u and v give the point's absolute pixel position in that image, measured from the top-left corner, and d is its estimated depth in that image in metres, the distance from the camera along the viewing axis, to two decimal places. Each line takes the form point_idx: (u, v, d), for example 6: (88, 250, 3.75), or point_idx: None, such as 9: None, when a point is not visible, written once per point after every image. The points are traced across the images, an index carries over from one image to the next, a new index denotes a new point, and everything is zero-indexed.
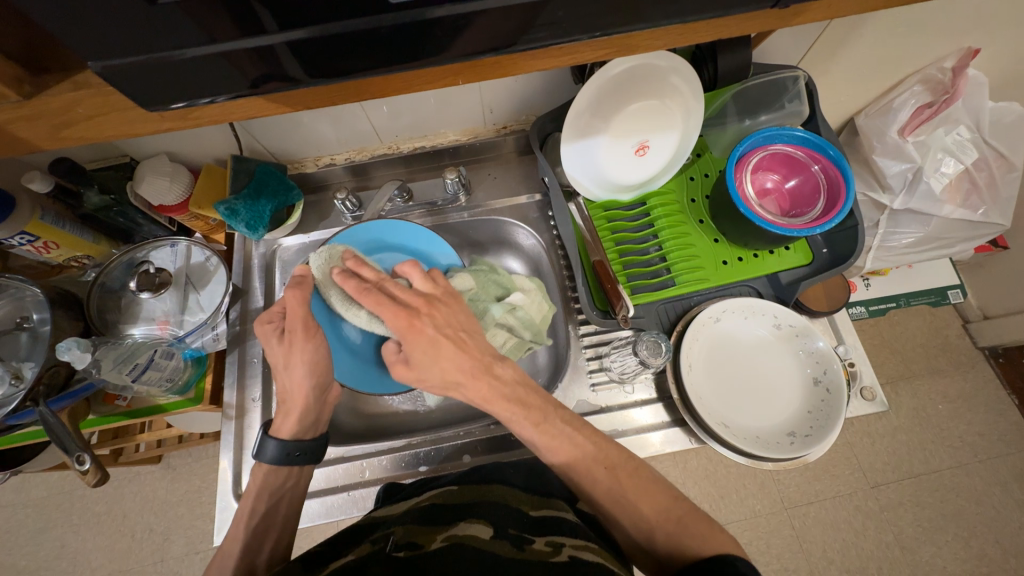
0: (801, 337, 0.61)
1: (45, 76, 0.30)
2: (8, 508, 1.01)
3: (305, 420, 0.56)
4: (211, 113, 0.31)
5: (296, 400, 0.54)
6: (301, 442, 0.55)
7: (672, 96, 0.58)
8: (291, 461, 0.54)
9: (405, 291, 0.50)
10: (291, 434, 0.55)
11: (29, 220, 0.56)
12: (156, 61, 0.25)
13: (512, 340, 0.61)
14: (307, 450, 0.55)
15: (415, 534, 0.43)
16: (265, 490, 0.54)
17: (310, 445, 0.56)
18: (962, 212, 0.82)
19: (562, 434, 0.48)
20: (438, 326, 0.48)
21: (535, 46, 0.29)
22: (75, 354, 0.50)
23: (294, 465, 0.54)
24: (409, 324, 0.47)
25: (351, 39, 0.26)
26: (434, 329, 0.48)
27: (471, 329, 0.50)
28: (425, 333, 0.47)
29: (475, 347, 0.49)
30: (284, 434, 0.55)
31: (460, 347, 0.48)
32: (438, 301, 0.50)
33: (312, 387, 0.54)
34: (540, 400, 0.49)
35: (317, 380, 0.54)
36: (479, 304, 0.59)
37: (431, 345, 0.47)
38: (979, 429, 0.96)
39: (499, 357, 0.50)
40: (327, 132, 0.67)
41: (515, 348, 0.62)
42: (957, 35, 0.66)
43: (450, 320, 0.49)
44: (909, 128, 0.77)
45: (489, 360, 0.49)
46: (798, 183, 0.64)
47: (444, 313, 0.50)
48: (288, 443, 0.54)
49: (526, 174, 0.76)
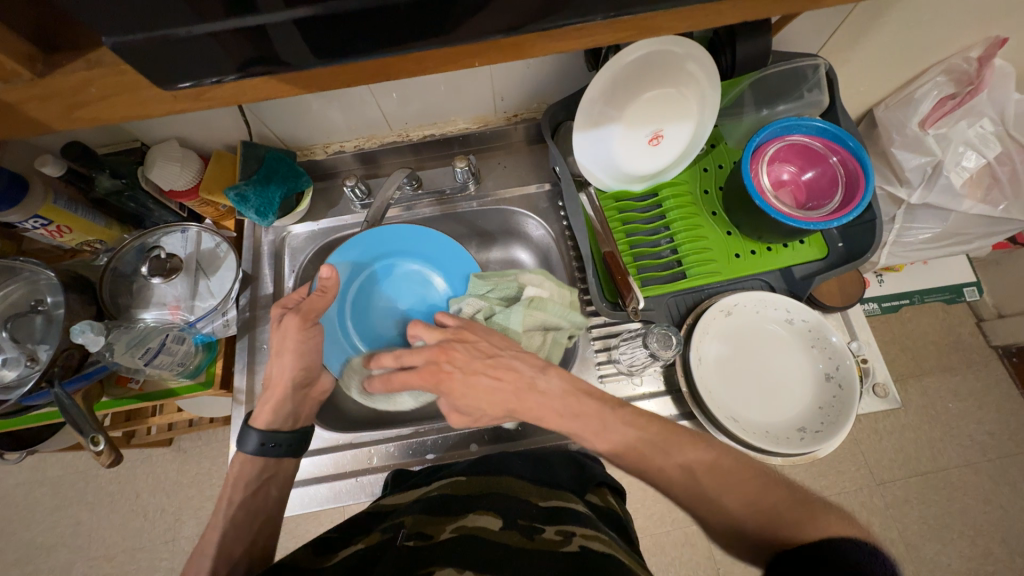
0: (815, 331, 0.60)
1: (57, 55, 0.30)
2: (24, 486, 1.03)
3: (280, 411, 0.56)
4: (222, 93, 0.31)
5: (276, 387, 0.55)
6: (276, 433, 0.55)
7: (688, 83, 0.57)
8: (264, 452, 0.54)
9: (417, 352, 0.53)
10: (266, 424, 0.55)
11: (42, 204, 0.56)
12: (167, 38, 0.25)
13: (554, 324, 0.59)
14: (282, 442, 0.55)
15: (425, 523, 0.44)
16: (242, 481, 0.54)
17: (288, 438, 0.55)
18: (982, 207, 0.79)
19: (621, 429, 0.48)
20: (462, 367, 0.52)
21: (554, 25, 0.28)
22: (89, 337, 0.51)
23: (268, 457, 0.54)
24: (437, 382, 0.51)
25: (363, 17, 0.26)
26: (460, 371, 0.51)
27: (495, 352, 0.53)
28: (457, 377, 0.51)
29: (507, 378, 0.51)
30: (262, 424, 0.55)
31: (494, 375, 0.51)
32: (452, 341, 0.53)
33: (293, 380, 0.56)
34: (592, 407, 0.49)
35: (301, 371, 0.56)
36: (497, 322, 0.60)
37: (465, 385, 0.51)
38: (989, 428, 0.95)
39: (540, 370, 0.51)
40: (337, 119, 0.66)
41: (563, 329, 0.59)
42: (984, 23, 0.64)
43: (469, 366, 0.51)
44: (931, 120, 0.75)
45: (530, 377, 0.51)
46: (815, 175, 0.62)
47: (463, 351, 0.53)
48: (268, 434, 0.54)
49: (536, 163, 0.75)
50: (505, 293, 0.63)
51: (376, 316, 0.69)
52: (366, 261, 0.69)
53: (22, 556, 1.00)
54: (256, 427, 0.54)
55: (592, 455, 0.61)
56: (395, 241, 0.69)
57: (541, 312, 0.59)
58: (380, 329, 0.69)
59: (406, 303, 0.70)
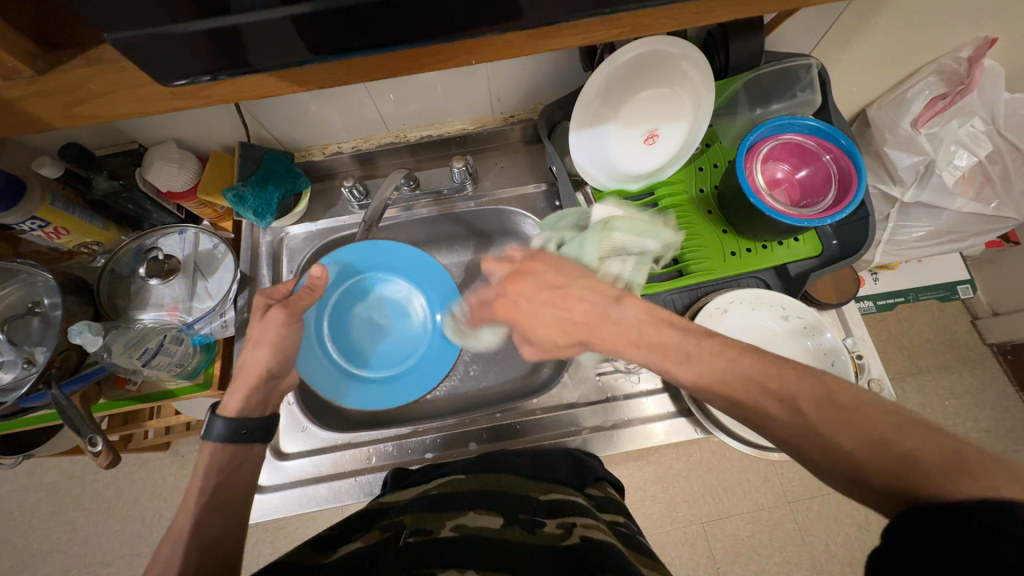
0: (810, 328, 0.61)
1: (58, 52, 0.30)
2: (20, 492, 1.02)
3: (251, 399, 0.55)
4: (223, 90, 0.31)
5: (250, 374, 0.55)
6: (247, 418, 0.53)
7: (682, 83, 0.57)
8: (237, 436, 0.52)
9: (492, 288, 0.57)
10: (236, 411, 0.54)
11: (40, 205, 0.56)
12: (166, 34, 0.25)
13: (633, 250, 0.60)
14: (256, 427, 0.53)
15: (425, 520, 0.44)
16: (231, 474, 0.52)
17: (259, 423, 0.53)
18: (974, 206, 0.80)
19: (710, 359, 0.43)
20: (528, 297, 0.53)
21: (548, 21, 0.29)
22: (86, 338, 0.51)
23: (241, 442, 0.52)
24: (510, 317, 0.54)
25: (360, 14, 0.26)
26: (525, 301, 0.53)
27: (566, 283, 0.53)
28: (521, 309, 0.53)
29: (578, 310, 0.51)
30: (230, 411, 0.53)
31: (564, 307, 0.51)
32: (523, 274, 0.54)
33: (268, 369, 0.55)
34: (670, 335, 0.46)
35: (277, 360, 0.56)
36: (573, 251, 0.60)
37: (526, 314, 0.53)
38: (985, 425, 0.95)
39: (615, 301, 0.50)
40: (335, 120, 0.67)
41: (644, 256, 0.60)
42: (973, 25, 0.65)
43: (537, 301, 0.53)
44: (922, 120, 0.75)
45: (604, 305, 0.50)
46: (809, 173, 0.63)
47: (532, 281, 0.54)
48: (237, 420, 0.52)
49: (533, 163, 0.76)
50: (573, 220, 0.63)
51: (357, 328, 0.70)
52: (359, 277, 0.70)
53: (17, 563, 0.99)
54: (223, 415, 0.52)
55: (591, 452, 0.62)
56: (394, 258, 0.69)
57: (622, 237, 0.60)
58: (357, 343, 0.69)
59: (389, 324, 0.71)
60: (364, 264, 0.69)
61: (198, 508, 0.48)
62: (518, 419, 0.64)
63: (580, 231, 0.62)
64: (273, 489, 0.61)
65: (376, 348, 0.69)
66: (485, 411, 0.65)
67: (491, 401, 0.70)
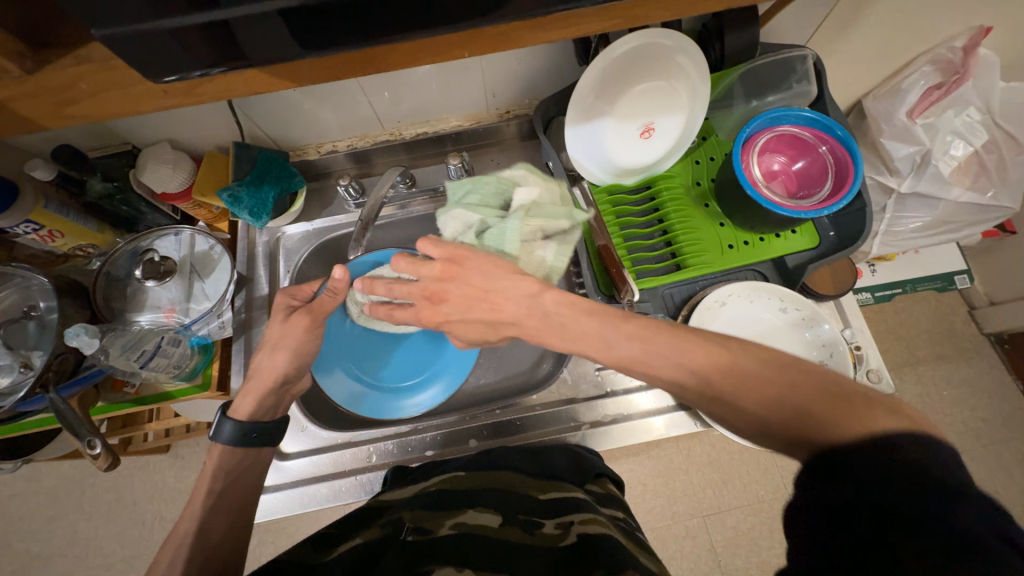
0: (809, 320, 0.61)
1: (47, 51, 0.30)
2: (19, 497, 1.02)
3: (262, 403, 0.55)
4: (214, 87, 0.31)
5: (264, 379, 0.55)
6: (259, 422, 0.53)
7: (678, 76, 0.57)
8: (244, 442, 0.52)
9: (403, 287, 0.52)
10: (247, 416, 0.54)
11: (33, 208, 0.56)
12: (155, 30, 0.25)
13: (549, 238, 0.57)
14: (266, 432, 0.53)
15: (424, 519, 0.44)
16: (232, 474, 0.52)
17: (269, 427, 0.54)
18: (971, 196, 0.80)
19: (627, 343, 0.42)
20: (455, 307, 0.50)
21: (541, 13, 0.28)
22: (83, 340, 0.51)
23: (250, 446, 0.53)
24: (438, 322, 0.52)
25: (350, 8, 0.26)
26: (450, 308, 0.51)
27: (489, 284, 0.48)
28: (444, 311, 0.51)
29: (505, 308, 0.48)
30: (241, 415, 0.54)
31: (489, 306, 0.49)
32: (444, 276, 0.50)
33: (282, 375, 0.55)
34: (593, 326, 0.45)
35: (292, 367, 0.56)
36: (495, 241, 0.56)
37: (457, 317, 0.51)
38: (982, 415, 0.96)
39: (535, 296, 0.47)
40: (330, 119, 0.66)
41: (560, 244, 0.58)
42: (968, 14, 0.65)
43: (462, 306, 0.50)
44: (918, 110, 0.75)
45: (525, 305, 0.48)
46: (805, 164, 0.63)
47: (455, 290, 0.50)
48: (247, 424, 0.52)
49: (529, 159, 0.76)
50: (492, 200, 0.59)
51: (372, 334, 0.69)
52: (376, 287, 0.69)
53: (18, 568, 0.99)
54: (233, 418, 0.52)
55: (591, 447, 0.62)
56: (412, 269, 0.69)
57: (537, 224, 0.56)
58: (371, 348, 0.69)
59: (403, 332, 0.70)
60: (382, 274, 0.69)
61: (197, 509, 0.48)
62: (518, 415, 0.64)
63: (500, 217, 0.57)
64: (274, 489, 0.61)
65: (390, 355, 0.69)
66: (485, 408, 0.65)
67: (490, 398, 0.70)
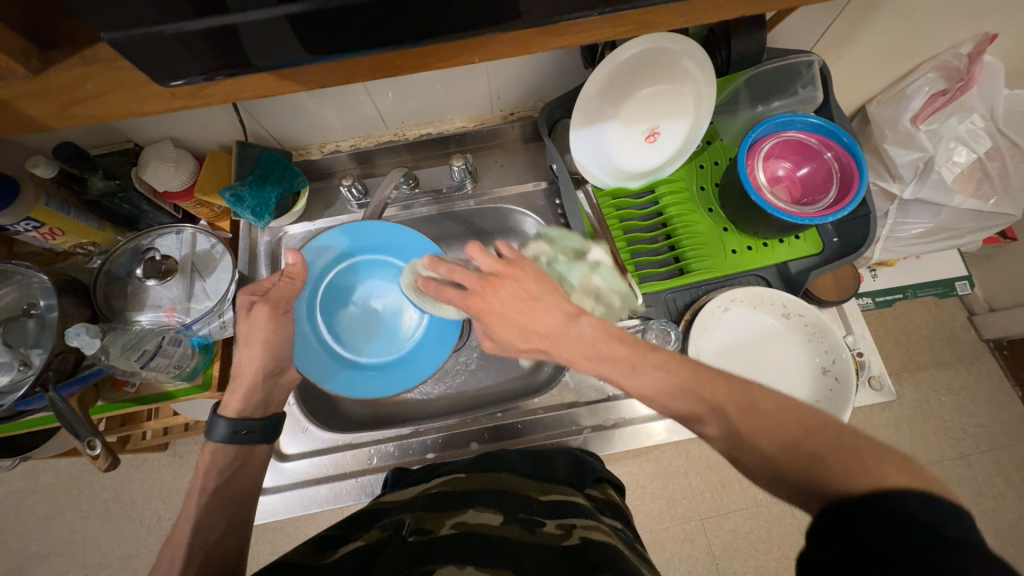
0: (811, 326, 0.61)
1: (54, 52, 0.30)
2: (17, 494, 1.02)
3: (250, 399, 0.54)
4: (221, 91, 0.30)
5: (245, 374, 0.53)
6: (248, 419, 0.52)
7: (684, 81, 0.57)
8: (238, 438, 0.52)
9: (469, 274, 0.47)
10: (234, 412, 0.53)
11: (34, 205, 0.55)
12: (163, 34, 0.24)
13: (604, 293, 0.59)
14: (256, 429, 0.53)
15: (425, 519, 0.44)
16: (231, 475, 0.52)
17: (261, 424, 0.53)
18: (973, 203, 0.80)
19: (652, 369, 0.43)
20: (503, 301, 0.47)
21: (552, 20, 0.28)
22: (84, 340, 0.51)
23: (241, 444, 0.52)
24: (478, 312, 0.48)
25: (357, 14, 0.25)
26: (500, 304, 0.47)
27: (540, 294, 0.46)
28: (490, 307, 0.47)
29: (545, 322, 0.46)
30: (229, 412, 0.53)
31: (533, 315, 0.46)
32: (503, 276, 0.47)
33: (263, 368, 0.54)
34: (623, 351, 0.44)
35: (271, 361, 0.54)
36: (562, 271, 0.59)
37: (503, 319, 0.47)
38: (981, 421, 0.96)
39: (573, 317, 0.46)
40: (333, 119, 0.66)
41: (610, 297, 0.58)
42: (974, 21, 0.65)
43: (509, 308, 0.46)
44: (922, 117, 0.75)
45: (563, 323, 0.46)
46: (810, 170, 0.63)
47: (508, 288, 0.47)
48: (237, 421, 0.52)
49: (533, 162, 0.75)
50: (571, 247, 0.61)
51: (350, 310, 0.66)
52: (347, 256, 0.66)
53: (15, 565, 0.98)
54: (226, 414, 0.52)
55: (592, 451, 0.62)
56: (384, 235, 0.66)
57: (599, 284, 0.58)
58: (352, 325, 0.66)
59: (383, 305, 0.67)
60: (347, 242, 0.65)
61: (196, 510, 0.48)
62: (519, 418, 0.64)
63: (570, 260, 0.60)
64: (274, 490, 0.61)
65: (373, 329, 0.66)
66: (486, 411, 0.65)
67: (491, 399, 0.71)
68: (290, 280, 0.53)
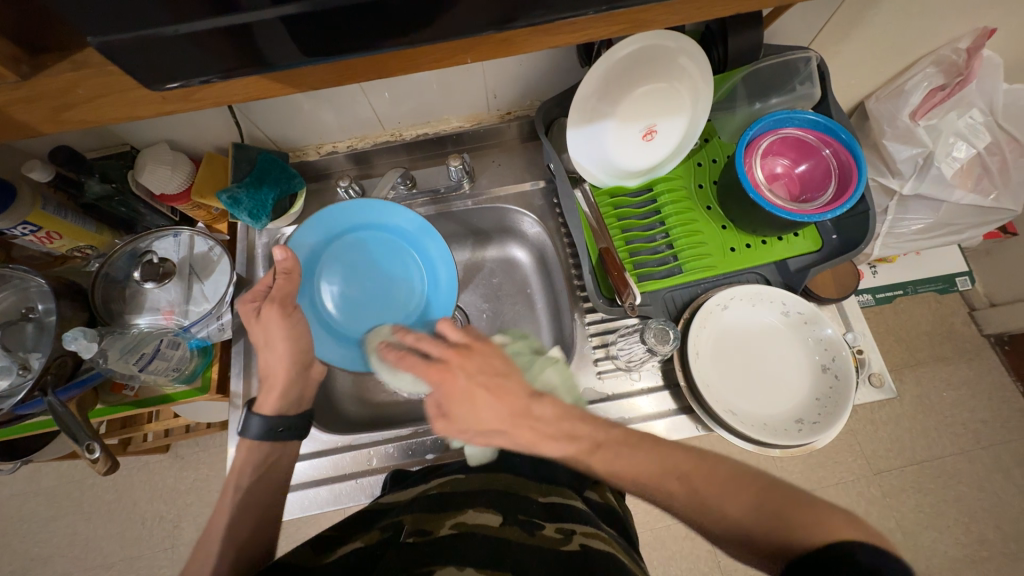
0: (810, 323, 0.61)
1: (43, 56, 0.29)
2: (19, 497, 1.02)
3: (287, 396, 0.56)
4: (213, 93, 0.30)
5: (278, 375, 0.55)
6: (285, 416, 0.54)
7: (680, 78, 0.57)
8: (274, 435, 0.53)
9: (436, 344, 0.53)
10: (273, 410, 0.55)
11: (31, 209, 0.55)
12: (151, 37, 0.24)
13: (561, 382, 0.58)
14: (293, 425, 0.55)
15: (424, 520, 0.43)
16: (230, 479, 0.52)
17: (296, 421, 0.55)
18: (973, 198, 0.80)
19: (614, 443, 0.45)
20: (469, 373, 0.50)
21: (547, 20, 0.28)
22: (82, 344, 0.50)
23: (278, 440, 0.53)
24: (438, 381, 0.50)
25: (348, 15, 0.25)
26: (467, 377, 0.50)
27: (506, 372, 0.51)
28: (458, 383, 0.50)
29: (508, 397, 0.49)
30: (266, 411, 0.55)
31: (496, 392, 0.49)
32: (470, 351, 0.52)
33: (293, 363, 0.56)
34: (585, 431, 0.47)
35: (298, 355, 0.56)
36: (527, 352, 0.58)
37: (467, 396, 0.49)
38: (982, 416, 0.96)
39: (535, 396, 0.49)
40: (329, 120, 0.66)
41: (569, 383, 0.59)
42: (972, 15, 0.64)
43: (473, 386, 0.49)
44: (921, 111, 0.75)
45: (526, 403, 0.49)
46: (809, 167, 0.62)
47: (474, 363, 0.51)
48: (273, 418, 0.53)
49: (530, 161, 0.75)
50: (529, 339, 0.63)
51: (350, 290, 0.66)
52: (326, 240, 0.65)
53: (18, 567, 0.99)
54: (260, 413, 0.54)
55: None
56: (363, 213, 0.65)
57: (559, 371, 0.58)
58: (356, 303, 0.66)
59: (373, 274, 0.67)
60: (327, 225, 0.64)
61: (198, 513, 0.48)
62: None
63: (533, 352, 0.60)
64: None
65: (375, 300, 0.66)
66: None
67: None
68: (284, 277, 0.54)
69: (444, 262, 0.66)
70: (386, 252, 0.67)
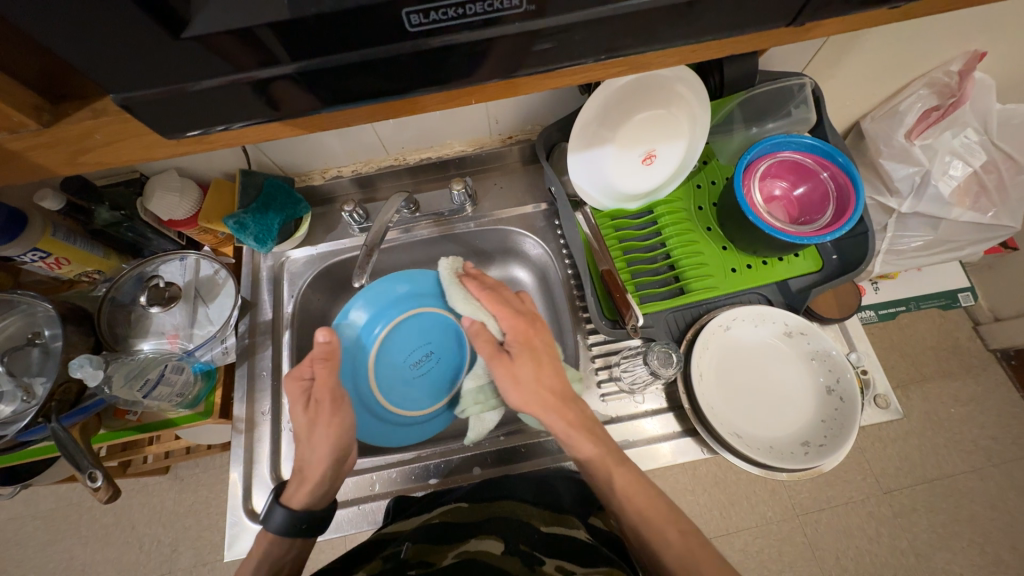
0: (813, 344, 0.61)
1: (63, 104, 0.30)
2: (17, 520, 1.01)
3: (316, 491, 0.56)
4: (226, 137, 0.31)
5: (315, 469, 0.55)
6: (311, 512, 0.54)
7: (679, 105, 0.58)
8: (292, 531, 0.53)
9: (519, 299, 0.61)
10: (301, 504, 0.55)
11: (41, 236, 0.56)
12: (177, 92, 0.25)
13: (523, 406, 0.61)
14: (315, 522, 0.55)
15: (427, 552, 0.45)
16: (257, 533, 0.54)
17: (320, 516, 0.55)
18: (972, 215, 0.80)
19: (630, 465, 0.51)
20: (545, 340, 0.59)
21: (548, 69, 0.29)
22: (86, 371, 0.50)
23: (298, 535, 0.54)
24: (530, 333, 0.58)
25: (363, 68, 0.26)
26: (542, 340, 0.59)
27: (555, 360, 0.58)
28: (538, 342, 0.58)
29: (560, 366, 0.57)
30: (294, 503, 0.55)
31: (557, 366, 0.57)
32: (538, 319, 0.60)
33: (333, 461, 0.56)
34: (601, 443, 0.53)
35: (338, 451, 0.56)
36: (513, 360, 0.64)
37: (537, 354, 0.57)
38: (992, 432, 0.94)
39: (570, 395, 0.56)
40: (335, 145, 0.67)
41: None
42: (963, 40, 0.66)
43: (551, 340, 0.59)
44: (916, 132, 0.76)
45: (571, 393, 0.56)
46: (807, 190, 0.63)
47: (541, 341, 0.58)
48: (300, 513, 0.54)
49: (532, 183, 0.76)
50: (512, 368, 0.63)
51: (424, 378, 0.68)
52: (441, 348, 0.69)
53: None
54: (286, 504, 0.54)
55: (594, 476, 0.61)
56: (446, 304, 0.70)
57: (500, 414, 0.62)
58: (419, 386, 0.67)
59: (433, 359, 0.68)
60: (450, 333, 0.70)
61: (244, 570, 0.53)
62: (522, 442, 0.63)
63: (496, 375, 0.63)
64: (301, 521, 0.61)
65: (415, 385, 0.67)
66: (490, 434, 0.64)
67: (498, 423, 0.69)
68: (323, 362, 0.56)
69: (410, 338, 0.68)
70: (432, 333, 0.69)
